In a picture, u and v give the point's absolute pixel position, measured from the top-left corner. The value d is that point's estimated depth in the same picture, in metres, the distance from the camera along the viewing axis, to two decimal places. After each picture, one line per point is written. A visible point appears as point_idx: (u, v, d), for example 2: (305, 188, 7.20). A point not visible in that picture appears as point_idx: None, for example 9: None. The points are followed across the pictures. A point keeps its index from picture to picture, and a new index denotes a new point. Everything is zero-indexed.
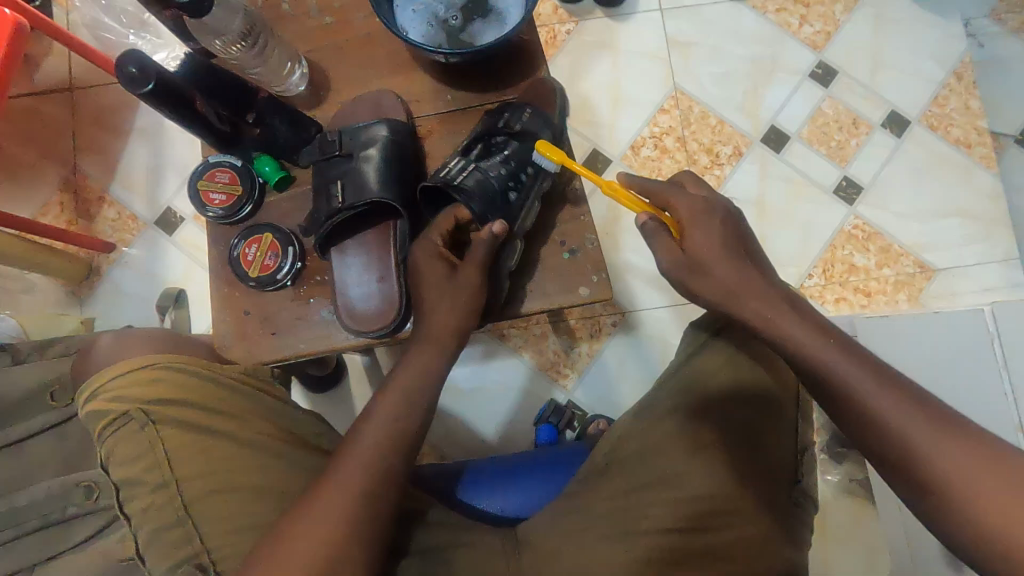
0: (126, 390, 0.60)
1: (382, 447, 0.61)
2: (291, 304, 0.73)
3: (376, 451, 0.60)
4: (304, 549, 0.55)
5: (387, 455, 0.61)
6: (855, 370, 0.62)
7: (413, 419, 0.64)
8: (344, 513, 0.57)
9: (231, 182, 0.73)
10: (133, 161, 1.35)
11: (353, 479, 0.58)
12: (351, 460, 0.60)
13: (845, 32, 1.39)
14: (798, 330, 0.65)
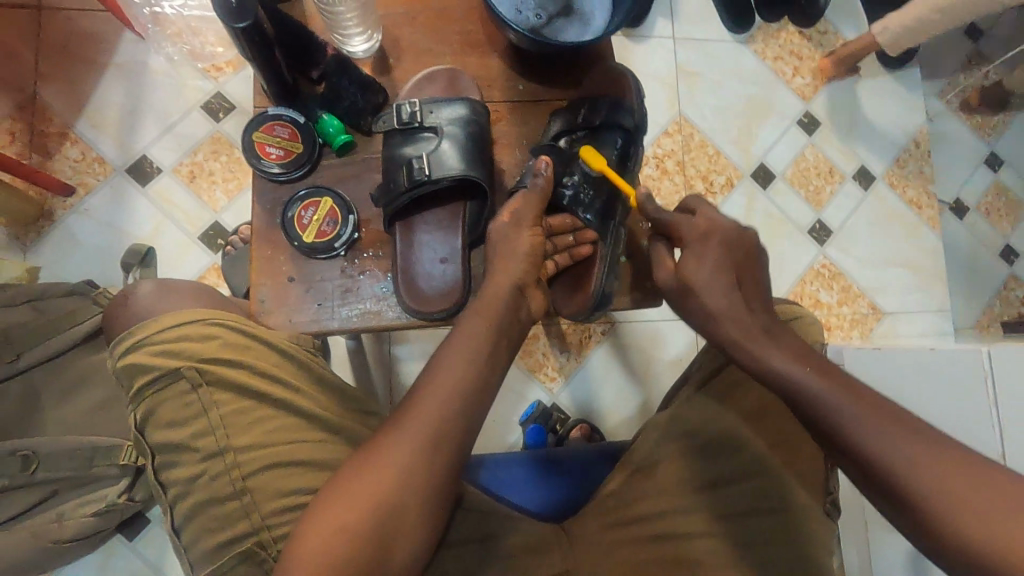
0: (175, 349, 0.59)
1: (448, 426, 0.59)
2: (340, 275, 0.69)
3: (441, 430, 0.58)
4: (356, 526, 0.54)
5: (455, 436, 0.59)
6: (842, 394, 0.55)
7: (481, 403, 0.61)
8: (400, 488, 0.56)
9: (291, 139, 0.69)
10: (106, 98, 1.21)
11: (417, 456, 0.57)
12: (412, 436, 0.58)
13: (830, 88, 1.52)
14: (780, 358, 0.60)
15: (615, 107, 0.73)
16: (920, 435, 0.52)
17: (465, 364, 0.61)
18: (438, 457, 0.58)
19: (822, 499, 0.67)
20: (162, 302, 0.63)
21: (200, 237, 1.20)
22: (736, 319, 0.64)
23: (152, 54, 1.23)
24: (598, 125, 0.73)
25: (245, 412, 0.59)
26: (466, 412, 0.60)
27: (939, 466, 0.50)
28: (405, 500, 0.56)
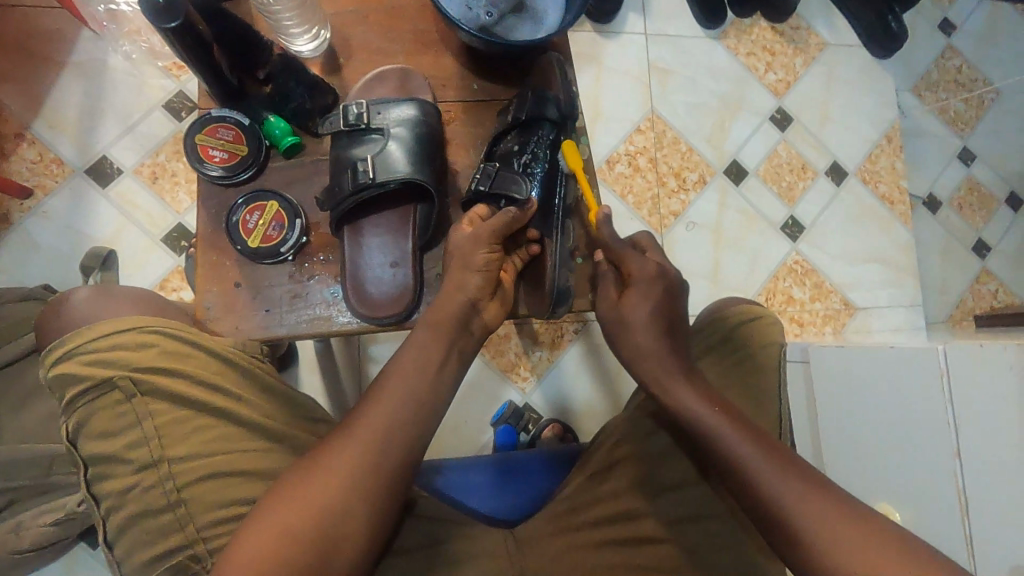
0: (110, 358, 0.57)
1: (397, 431, 0.59)
2: (288, 280, 0.67)
3: (388, 435, 0.59)
4: (299, 528, 0.53)
5: (402, 442, 0.59)
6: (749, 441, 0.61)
7: (429, 410, 0.62)
8: (344, 492, 0.56)
9: (236, 141, 0.67)
10: (63, 97, 1.18)
11: (363, 460, 0.57)
12: (359, 439, 0.58)
13: (802, 84, 1.51)
14: (694, 400, 0.65)
15: (540, 98, 0.71)
16: (796, 472, 0.59)
17: (417, 370, 0.62)
18: (388, 464, 0.58)
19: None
20: (100, 308, 0.62)
21: (163, 239, 1.18)
22: (657, 356, 0.68)
23: (111, 52, 1.20)
24: (525, 120, 0.71)
25: (183, 421, 0.58)
26: (419, 419, 0.61)
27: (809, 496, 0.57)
28: (355, 506, 0.56)
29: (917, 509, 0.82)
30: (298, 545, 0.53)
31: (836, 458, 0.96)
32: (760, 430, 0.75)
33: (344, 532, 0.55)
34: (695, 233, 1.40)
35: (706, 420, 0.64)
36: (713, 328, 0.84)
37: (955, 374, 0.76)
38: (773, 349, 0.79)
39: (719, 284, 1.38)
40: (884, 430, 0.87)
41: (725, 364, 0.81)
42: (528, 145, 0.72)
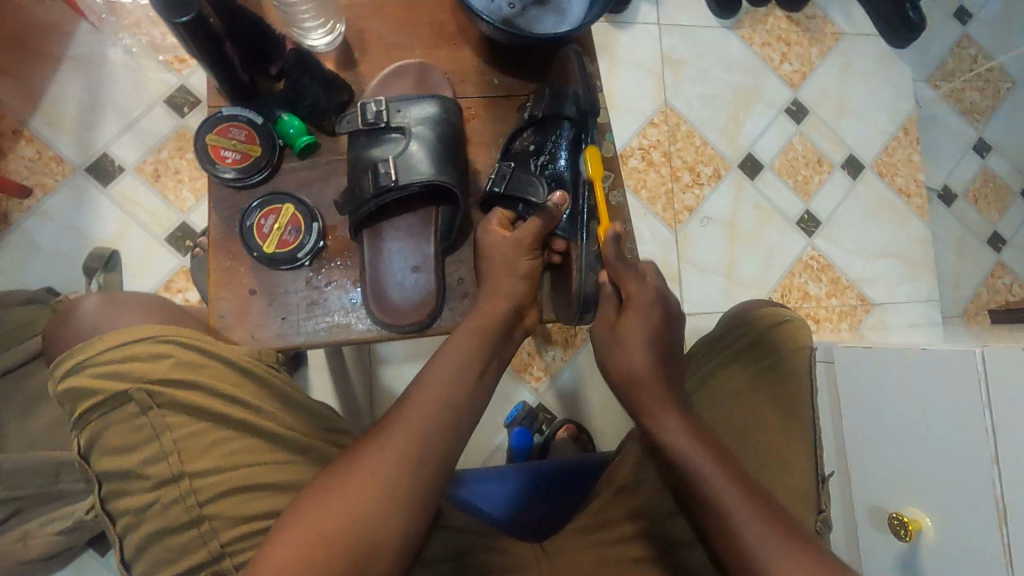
0: (123, 370, 0.54)
1: (433, 434, 0.57)
2: (306, 287, 0.65)
3: (422, 440, 0.56)
4: (330, 530, 0.51)
5: (437, 446, 0.57)
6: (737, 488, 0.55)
7: (462, 416, 0.59)
8: (379, 497, 0.53)
9: (248, 141, 0.64)
10: (61, 93, 1.15)
11: (396, 464, 0.55)
12: (393, 444, 0.56)
13: (817, 75, 1.48)
14: (680, 436, 0.59)
15: (553, 94, 0.68)
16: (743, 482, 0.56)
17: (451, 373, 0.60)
18: (422, 473, 0.55)
19: (812, 516, 0.68)
20: (110, 320, 0.58)
21: (167, 239, 1.15)
22: (648, 391, 0.63)
23: (110, 46, 1.16)
24: (541, 118, 0.69)
25: (203, 433, 0.56)
26: (454, 425, 0.58)
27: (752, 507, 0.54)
28: (388, 513, 0.53)
29: (951, 515, 0.80)
30: (328, 549, 0.50)
31: (862, 461, 0.94)
32: (794, 438, 0.73)
33: (378, 540, 0.52)
34: (709, 229, 1.37)
35: (691, 454, 0.58)
36: (738, 330, 0.81)
37: (994, 376, 0.74)
38: (803, 354, 0.78)
39: (735, 280, 1.36)
40: (916, 432, 0.84)
41: (754, 370, 0.78)
42: (545, 144, 0.69)
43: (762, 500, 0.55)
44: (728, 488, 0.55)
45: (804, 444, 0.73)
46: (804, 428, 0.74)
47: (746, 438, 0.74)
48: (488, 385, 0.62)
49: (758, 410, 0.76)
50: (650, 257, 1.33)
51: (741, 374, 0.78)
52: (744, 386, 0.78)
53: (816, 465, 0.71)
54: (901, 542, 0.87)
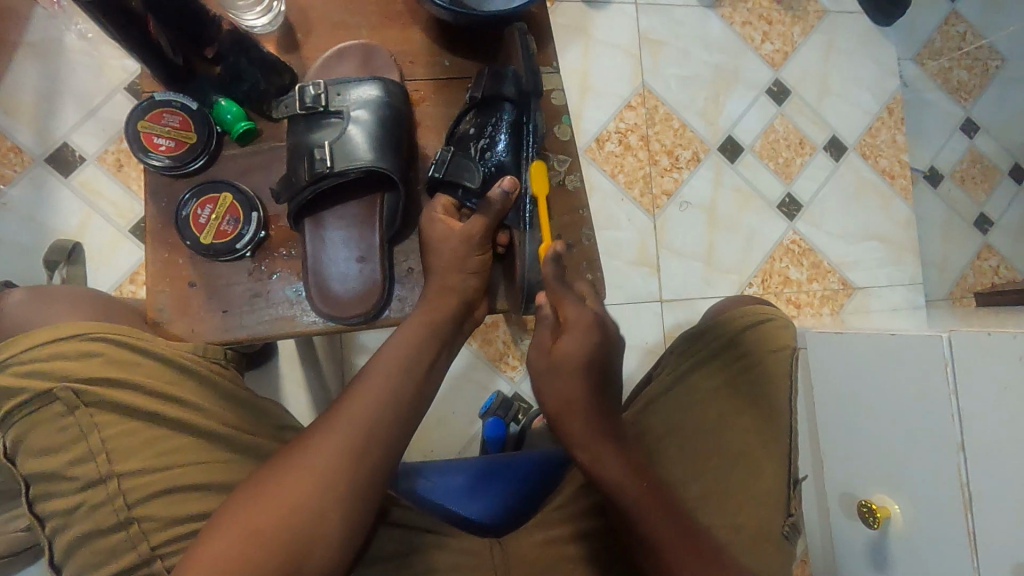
0: (49, 367, 0.52)
1: (376, 427, 0.56)
2: (247, 279, 0.63)
3: (363, 436, 0.55)
4: (263, 525, 0.50)
5: (379, 442, 0.56)
6: (672, 533, 0.57)
7: (404, 411, 0.58)
8: (315, 491, 0.52)
9: (182, 128, 0.61)
10: (18, 81, 1.12)
11: (334, 457, 0.54)
12: (332, 439, 0.54)
13: (800, 54, 1.44)
14: (615, 470, 0.60)
15: (493, 75, 0.65)
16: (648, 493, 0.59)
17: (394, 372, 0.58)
18: (361, 472, 0.54)
19: (781, 519, 0.64)
20: (37, 313, 0.56)
21: (131, 230, 1.12)
22: (584, 418, 0.62)
23: (67, 32, 1.13)
24: (483, 99, 0.66)
25: (134, 433, 0.54)
26: (396, 422, 0.57)
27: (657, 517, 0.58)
28: (326, 517, 0.52)
29: (921, 503, 0.78)
30: (258, 555, 0.49)
31: (835, 446, 0.93)
32: (767, 443, 0.69)
33: (317, 535, 0.51)
34: (688, 214, 1.35)
35: (624, 493, 0.59)
36: (709, 335, 0.78)
37: (961, 363, 0.72)
38: (787, 355, 0.74)
39: (714, 266, 1.34)
40: (888, 419, 0.83)
41: (726, 373, 0.74)
42: (486, 126, 0.66)
43: (696, 543, 0.58)
44: (667, 532, 0.58)
45: (776, 448, 0.68)
46: (777, 431, 0.69)
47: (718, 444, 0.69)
48: (431, 383, 0.61)
49: (730, 411, 0.71)
50: (628, 243, 1.31)
51: (714, 378, 0.74)
52: (718, 388, 0.73)
53: (789, 469, 0.67)
54: (870, 530, 0.86)
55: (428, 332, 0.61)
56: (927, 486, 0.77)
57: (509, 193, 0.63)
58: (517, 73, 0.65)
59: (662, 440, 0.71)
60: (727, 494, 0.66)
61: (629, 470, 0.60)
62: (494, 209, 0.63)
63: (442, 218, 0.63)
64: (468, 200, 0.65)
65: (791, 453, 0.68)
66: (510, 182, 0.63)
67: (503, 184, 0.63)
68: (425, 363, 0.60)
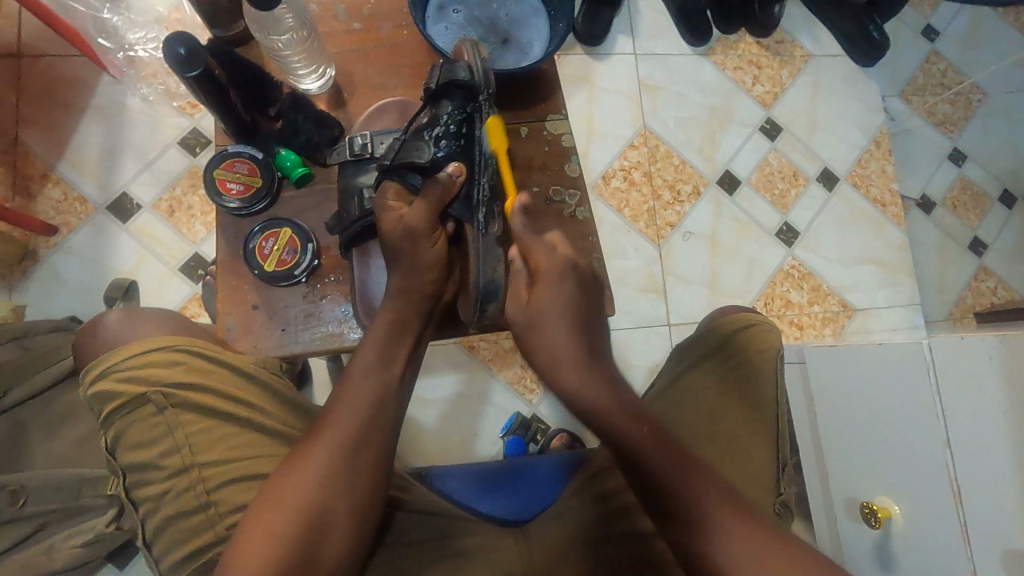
0: (144, 373, 0.64)
1: (357, 424, 0.64)
2: (301, 301, 0.72)
3: (352, 432, 0.63)
4: (279, 528, 0.58)
5: (368, 432, 0.64)
6: (705, 492, 0.60)
7: (387, 410, 0.66)
8: (315, 486, 0.60)
9: (250, 174, 0.72)
10: (85, 140, 1.26)
11: (326, 456, 0.62)
12: (322, 440, 0.63)
13: (789, 94, 1.56)
14: (613, 410, 0.66)
15: (447, 68, 0.70)
16: (672, 451, 0.63)
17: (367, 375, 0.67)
18: (355, 464, 0.62)
19: (772, 499, 0.75)
20: (130, 330, 0.70)
21: (180, 269, 1.23)
22: (573, 366, 0.68)
23: (129, 95, 1.27)
24: (435, 90, 0.71)
25: (209, 429, 0.64)
26: (377, 423, 0.64)
27: (694, 483, 0.60)
28: (330, 507, 0.60)
29: (922, 504, 0.86)
30: (283, 544, 0.57)
31: (837, 453, 1.00)
32: (756, 428, 0.79)
33: (328, 523, 0.60)
34: (691, 243, 1.44)
35: (625, 433, 0.64)
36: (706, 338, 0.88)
37: (941, 366, 0.83)
38: (768, 355, 0.83)
39: (718, 292, 1.42)
40: (871, 428, 0.93)
41: (719, 370, 0.84)
42: (438, 117, 0.71)
43: (709, 479, 0.61)
44: (704, 495, 0.59)
45: (762, 430, 0.79)
46: (765, 420, 0.80)
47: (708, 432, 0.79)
48: (409, 377, 0.69)
49: (724, 404, 0.82)
50: (635, 271, 1.40)
51: (707, 375, 0.84)
52: (709, 385, 0.84)
53: (777, 447, 0.78)
54: (873, 531, 0.93)
55: (399, 333, 0.68)
56: (919, 478, 0.86)
57: (454, 176, 0.68)
58: (467, 64, 0.71)
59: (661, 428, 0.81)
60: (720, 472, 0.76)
61: (626, 412, 0.66)
62: (441, 189, 0.68)
63: (393, 205, 0.69)
64: (412, 182, 0.70)
65: (778, 442, 0.78)
66: (455, 168, 0.69)
67: (448, 169, 0.69)
68: (397, 363, 0.67)
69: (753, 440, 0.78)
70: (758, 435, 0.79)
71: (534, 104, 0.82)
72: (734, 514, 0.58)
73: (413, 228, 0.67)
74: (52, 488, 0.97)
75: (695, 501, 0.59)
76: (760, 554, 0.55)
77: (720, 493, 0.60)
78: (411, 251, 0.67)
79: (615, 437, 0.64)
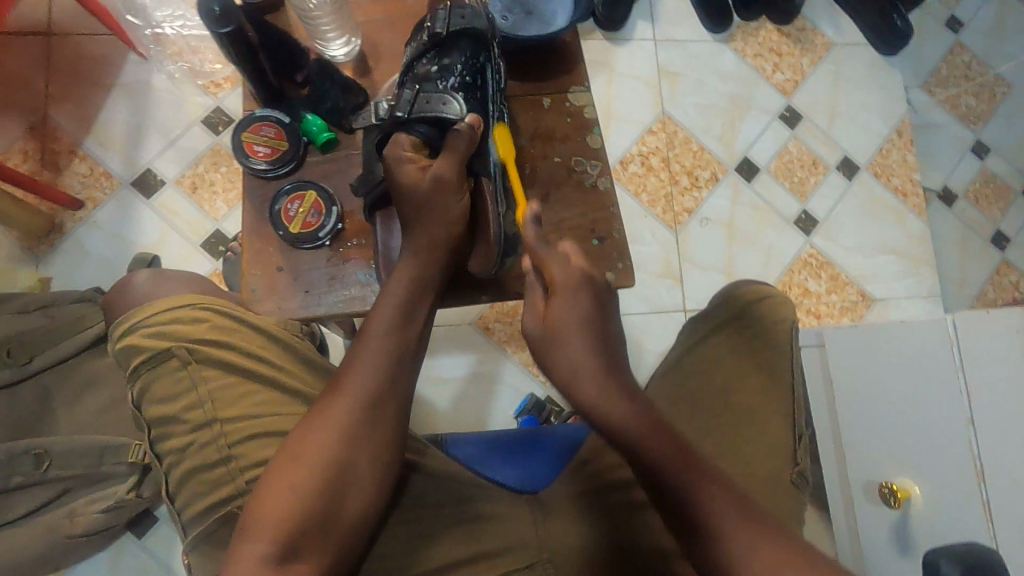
0: (170, 329, 0.65)
1: (381, 380, 0.65)
2: (324, 264, 0.73)
3: (372, 389, 0.65)
4: (303, 481, 0.60)
5: (387, 391, 0.65)
6: (728, 511, 0.57)
7: (401, 368, 0.66)
8: (337, 443, 0.62)
9: (277, 138, 0.74)
10: (111, 116, 1.28)
11: (348, 413, 0.63)
12: (343, 396, 0.64)
13: (810, 83, 1.55)
14: (632, 428, 0.61)
15: (456, 16, 0.72)
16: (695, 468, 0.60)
17: (383, 330, 0.67)
18: (375, 417, 0.64)
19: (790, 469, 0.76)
20: (159, 288, 0.71)
21: (202, 245, 1.26)
22: (595, 380, 0.64)
23: (155, 73, 1.29)
24: (441, 38, 0.72)
25: (231, 385, 0.65)
26: (395, 378, 0.66)
27: (715, 496, 0.58)
28: (352, 463, 0.62)
29: (943, 483, 0.87)
30: (305, 493, 0.60)
31: (854, 433, 0.99)
32: (773, 405, 0.79)
33: (353, 475, 0.62)
34: (708, 230, 1.43)
35: (652, 452, 0.61)
36: (720, 309, 0.87)
37: (964, 340, 0.84)
38: (786, 329, 0.82)
39: (735, 278, 1.41)
40: (888, 408, 0.94)
41: (739, 340, 0.83)
42: (450, 66, 0.73)
43: (726, 491, 0.59)
44: (723, 514, 0.57)
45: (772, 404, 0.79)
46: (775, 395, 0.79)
47: (721, 405, 0.80)
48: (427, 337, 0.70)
49: (740, 372, 0.82)
50: (652, 257, 1.40)
51: (724, 343, 0.84)
52: (726, 355, 0.83)
53: (793, 427, 0.78)
54: (892, 513, 0.93)
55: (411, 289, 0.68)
56: (936, 453, 0.87)
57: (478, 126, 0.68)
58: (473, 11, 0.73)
59: (676, 400, 0.82)
60: (738, 446, 0.77)
61: (646, 428, 0.62)
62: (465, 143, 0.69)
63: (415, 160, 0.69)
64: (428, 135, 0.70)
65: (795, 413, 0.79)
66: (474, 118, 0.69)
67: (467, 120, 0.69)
68: (415, 320, 0.68)
69: (767, 415, 0.79)
70: (773, 409, 0.79)
71: (556, 76, 0.82)
72: (753, 525, 0.56)
73: (443, 178, 0.68)
74: (73, 450, 1.00)
75: (717, 518, 0.57)
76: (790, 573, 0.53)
77: (745, 510, 0.58)
78: (440, 204, 0.67)
79: (641, 451, 0.61)
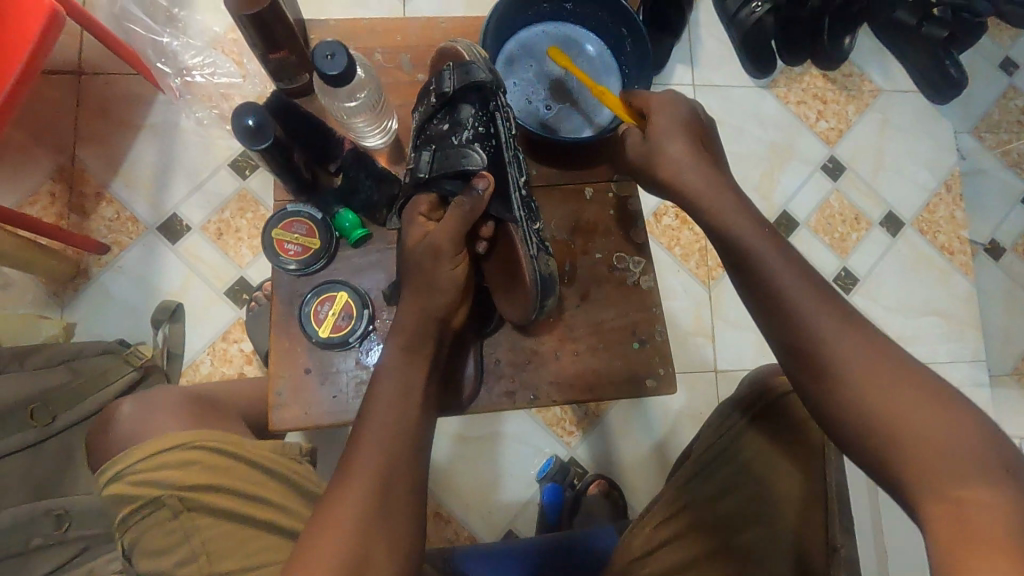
0: (158, 476, 0.69)
1: (389, 467, 0.60)
2: (353, 367, 0.70)
3: (378, 479, 0.59)
4: None
5: (396, 484, 0.60)
6: (910, 396, 0.54)
7: (409, 465, 0.61)
8: (351, 543, 0.56)
9: (309, 235, 0.71)
10: (139, 159, 1.26)
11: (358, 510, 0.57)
12: (350, 491, 0.58)
13: (855, 132, 1.48)
14: (806, 309, 0.60)
15: (462, 70, 0.68)
16: (873, 345, 0.58)
17: (387, 418, 0.62)
18: (387, 505, 0.59)
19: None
20: (155, 420, 0.75)
21: (226, 293, 1.24)
22: (768, 278, 0.63)
23: (183, 116, 1.27)
24: (450, 94, 0.69)
25: (218, 525, 0.69)
26: (404, 464, 0.61)
27: (889, 378, 0.56)
28: (372, 558, 0.56)
29: None
30: None
31: None
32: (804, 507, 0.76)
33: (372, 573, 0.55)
34: None
35: (824, 329, 0.59)
36: (751, 399, 0.84)
37: None
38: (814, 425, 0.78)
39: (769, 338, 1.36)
40: None
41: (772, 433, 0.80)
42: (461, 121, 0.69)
43: (913, 381, 0.55)
44: (892, 397, 0.55)
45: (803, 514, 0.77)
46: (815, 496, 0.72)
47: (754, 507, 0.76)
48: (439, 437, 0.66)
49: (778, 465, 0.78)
50: (684, 313, 1.35)
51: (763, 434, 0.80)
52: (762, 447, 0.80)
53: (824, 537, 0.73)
54: None
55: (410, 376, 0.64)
56: None
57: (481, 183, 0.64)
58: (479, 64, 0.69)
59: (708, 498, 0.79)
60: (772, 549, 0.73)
61: (819, 298, 0.61)
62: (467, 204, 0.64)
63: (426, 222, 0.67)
64: (449, 191, 0.66)
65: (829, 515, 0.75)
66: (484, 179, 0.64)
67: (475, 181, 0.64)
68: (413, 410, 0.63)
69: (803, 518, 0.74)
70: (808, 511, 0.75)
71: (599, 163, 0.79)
72: (930, 402, 0.54)
73: (434, 246, 0.65)
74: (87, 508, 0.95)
75: (887, 388, 0.55)
76: (962, 468, 0.51)
77: (922, 387, 0.55)
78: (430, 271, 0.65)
79: (813, 336, 0.59)
